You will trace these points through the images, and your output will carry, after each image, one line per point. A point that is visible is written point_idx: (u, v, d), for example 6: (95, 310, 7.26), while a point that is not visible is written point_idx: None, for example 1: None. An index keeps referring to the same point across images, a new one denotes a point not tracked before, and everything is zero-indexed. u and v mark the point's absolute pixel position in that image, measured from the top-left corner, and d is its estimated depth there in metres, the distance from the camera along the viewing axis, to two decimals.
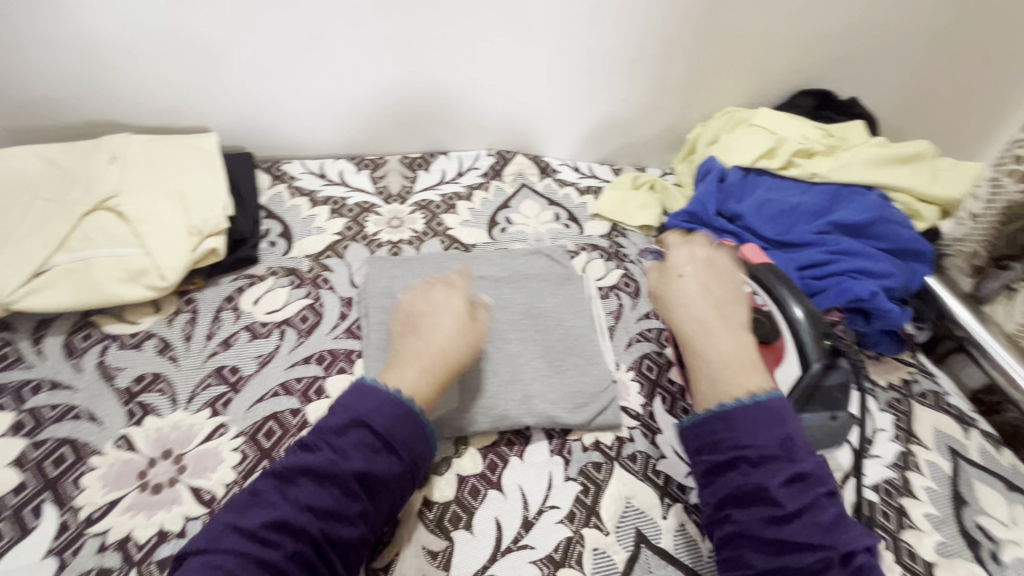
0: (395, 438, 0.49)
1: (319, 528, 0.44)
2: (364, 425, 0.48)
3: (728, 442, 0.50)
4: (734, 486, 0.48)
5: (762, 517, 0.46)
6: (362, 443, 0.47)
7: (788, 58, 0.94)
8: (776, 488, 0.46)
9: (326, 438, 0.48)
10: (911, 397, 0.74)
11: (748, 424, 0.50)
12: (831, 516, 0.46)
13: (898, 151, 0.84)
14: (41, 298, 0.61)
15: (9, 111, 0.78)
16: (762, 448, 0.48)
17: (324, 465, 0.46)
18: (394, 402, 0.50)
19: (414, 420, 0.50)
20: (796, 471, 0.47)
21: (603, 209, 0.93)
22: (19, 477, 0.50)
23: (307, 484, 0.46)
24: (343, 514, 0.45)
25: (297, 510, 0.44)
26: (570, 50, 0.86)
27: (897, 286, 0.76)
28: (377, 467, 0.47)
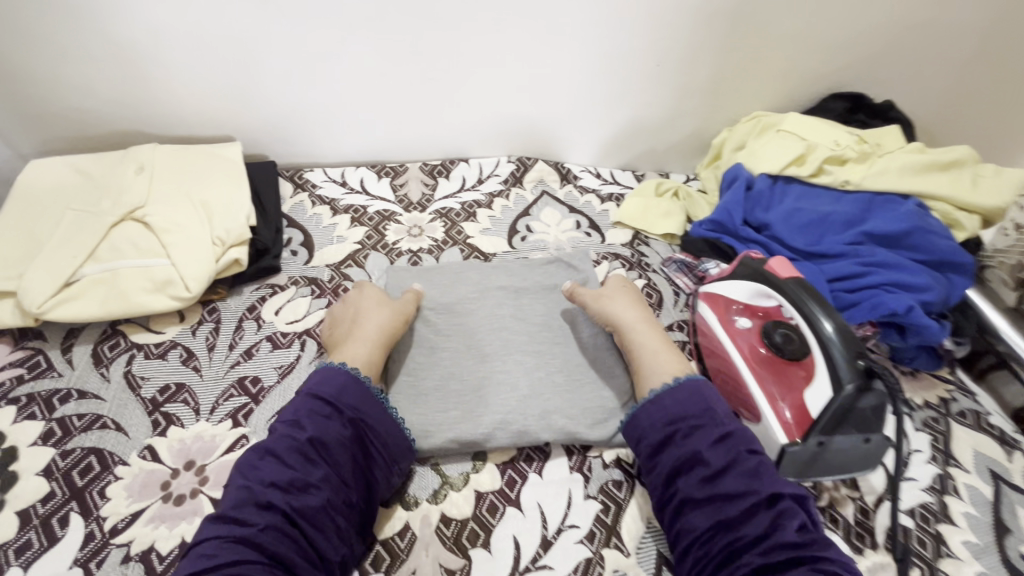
0: (344, 405, 0.52)
1: (286, 499, 0.45)
2: (315, 400, 0.51)
3: (662, 422, 0.54)
4: (671, 461, 0.51)
5: (698, 478, 0.50)
6: (314, 413, 0.50)
7: (819, 60, 0.91)
8: (705, 450, 0.51)
9: (286, 419, 0.51)
10: (948, 417, 0.71)
11: (675, 401, 0.55)
12: (757, 464, 0.49)
13: (937, 157, 0.80)
14: (71, 308, 0.62)
15: (45, 123, 0.81)
16: (690, 419, 0.53)
17: (281, 438, 0.48)
18: (345, 373, 0.54)
19: (370, 395, 0.54)
20: (724, 431, 0.52)
21: (625, 217, 0.91)
22: (47, 486, 0.51)
23: (270, 462, 0.47)
24: (306, 482, 0.46)
25: (261, 487, 0.45)
26: (594, 55, 0.85)
27: (935, 300, 0.72)
28: (329, 433, 0.49)
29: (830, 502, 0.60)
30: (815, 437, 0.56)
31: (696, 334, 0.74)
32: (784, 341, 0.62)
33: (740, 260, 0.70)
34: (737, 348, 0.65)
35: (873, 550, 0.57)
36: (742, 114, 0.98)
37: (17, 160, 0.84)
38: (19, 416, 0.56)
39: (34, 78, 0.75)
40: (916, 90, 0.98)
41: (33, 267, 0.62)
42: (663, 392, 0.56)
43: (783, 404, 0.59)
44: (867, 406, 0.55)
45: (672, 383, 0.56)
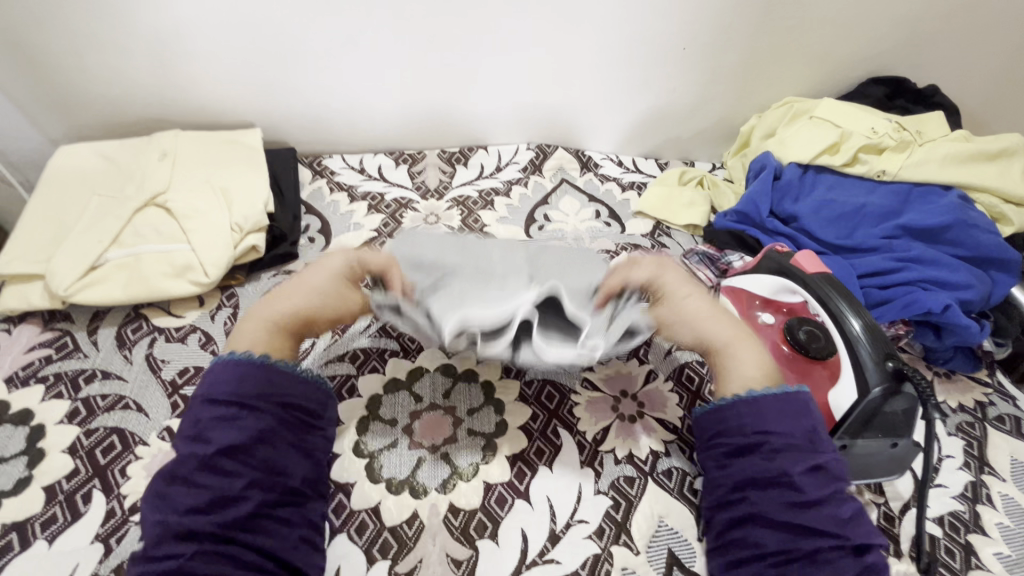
0: (251, 396, 0.45)
1: (208, 520, 0.39)
2: (215, 402, 0.45)
3: (755, 427, 0.47)
4: (752, 473, 0.45)
5: (785, 500, 0.43)
6: (218, 418, 0.43)
7: (859, 42, 0.86)
8: (798, 474, 0.43)
9: (187, 432, 0.44)
10: (984, 421, 0.67)
11: (777, 412, 0.47)
12: (849, 513, 0.43)
13: (984, 146, 0.75)
14: (96, 292, 0.64)
15: (73, 109, 0.82)
16: (787, 436, 0.46)
17: (188, 459, 0.42)
18: (234, 363, 0.47)
19: (266, 369, 0.47)
20: (821, 462, 0.45)
21: (646, 207, 0.88)
22: (72, 464, 0.53)
23: (186, 481, 0.41)
24: (227, 496, 0.41)
25: (177, 516, 0.39)
26: (616, 41, 0.82)
27: (975, 299, 0.68)
28: (241, 436, 0.43)
29: None
30: (839, 440, 0.53)
31: None
32: (809, 339, 0.58)
33: (763, 254, 0.68)
34: None
35: (897, 559, 0.54)
36: (773, 101, 0.93)
37: (49, 146, 0.86)
38: (47, 395, 0.58)
39: (62, 67, 0.77)
40: (963, 76, 0.92)
41: (60, 251, 0.64)
42: (765, 395, 0.48)
43: None
44: (897, 409, 0.53)
45: (778, 391, 0.48)
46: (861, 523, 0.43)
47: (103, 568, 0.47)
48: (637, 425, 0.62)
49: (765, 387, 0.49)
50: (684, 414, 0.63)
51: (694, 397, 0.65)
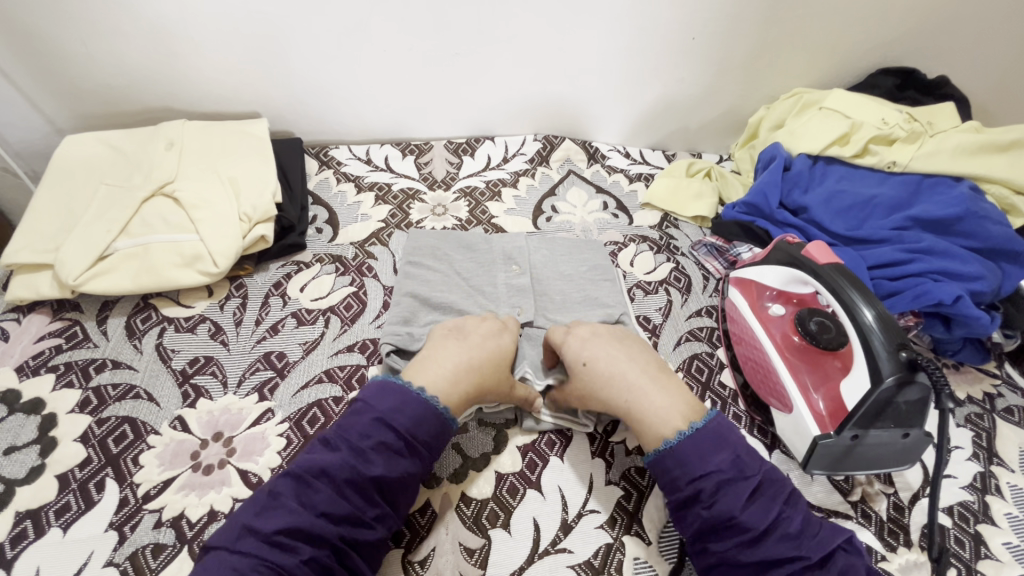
0: (417, 440, 0.47)
1: (337, 533, 0.42)
2: (389, 426, 0.46)
3: (686, 478, 0.46)
4: (703, 522, 0.45)
5: (737, 543, 0.43)
6: (384, 445, 0.45)
7: (870, 32, 0.85)
8: (740, 513, 0.43)
9: (343, 442, 0.45)
10: (993, 413, 0.67)
11: (695, 453, 0.46)
12: (800, 524, 0.43)
13: (995, 137, 0.75)
14: (106, 281, 0.64)
15: (77, 98, 0.82)
16: (715, 474, 0.45)
17: (345, 468, 0.43)
18: (419, 401, 0.48)
19: (440, 421, 0.48)
20: (755, 486, 0.44)
21: (654, 199, 0.88)
22: (85, 452, 0.53)
23: (323, 488, 0.42)
24: (361, 519, 0.43)
25: (313, 517, 0.41)
26: (623, 30, 0.81)
27: (986, 290, 0.68)
28: (398, 472, 0.45)
29: (862, 496, 0.58)
30: (850, 431, 0.53)
31: (726, 321, 0.71)
32: (820, 330, 0.60)
33: (774, 245, 0.68)
34: (769, 336, 0.63)
35: (907, 548, 0.54)
36: (780, 92, 0.93)
37: (52, 135, 0.85)
38: (58, 384, 0.58)
39: (65, 55, 0.76)
40: (974, 67, 0.91)
41: (69, 241, 0.64)
42: (680, 441, 0.47)
43: (816, 395, 0.58)
44: (907, 400, 0.52)
45: (690, 431, 0.47)
46: (816, 532, 0.43)
47: (118, 555, 0.47)
48: None
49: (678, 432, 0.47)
50: None
51: (704, 388, 0.66)
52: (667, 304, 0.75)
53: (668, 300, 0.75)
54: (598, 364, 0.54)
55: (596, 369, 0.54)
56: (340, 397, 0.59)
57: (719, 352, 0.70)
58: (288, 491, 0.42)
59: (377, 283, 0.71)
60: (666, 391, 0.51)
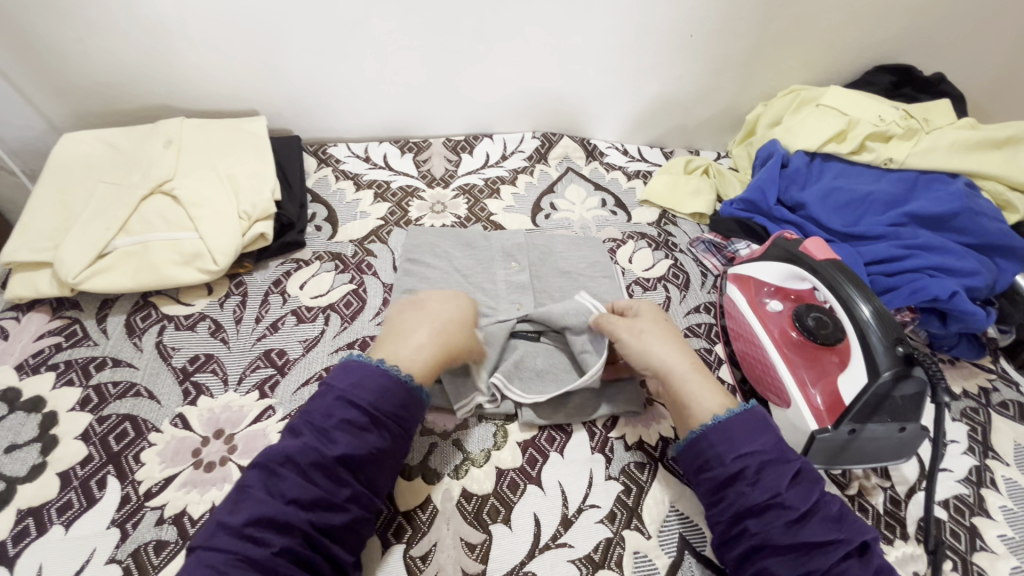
0: (382, 413, 0.47)
1: (308, 520, 0.41)
2: (351, 404, 0.46)
3: (731, 454, 0.47)
4: (743, 501, 0.45)
5: (781, 522, 0.43)
6: (347, 423, 0.45)
7: (866, 30, 0.86)
8: (786, 492, 0.44)
9: (309, 425, 0.45)
10: (989, 407, 0.68)
11: (740, 432, 0.48)
12: (839, 510, 0.44)
13: (991, 134, 0.75)
14: (105, 279, 0.64)
15: (74, 96, 0.81)
16: (760, 452, 0.46)
17: (309, 452, 0.43)
18: (382, 373, 0.48)
19: (407, 391, 0.49)
20: (797, 469, 0.45)
21: (652, 196, 0.89)
22: (85, 450, 0.53)
23: (291, 476, 0.42)
24: (333, 503, 0.43)
25: (281, 504, 0.41)
26: (620, 27, 0.81)
27: (982, 286, 0.69)
28: (365, 449, 0.45)
29: (859, 490, 0.58)
30: (848, 425, 0.53)
31: (725, 317, 0.72)
32: (818, 325, 0.59)
33: (772, 241, 0.68)
34: (767, 332, 0.63)
35: (904, 541, 0.55)
36: (778, 89, 0.93)
37: (49, 132, 0.85)
38: (58, 382, 0.58)
39: (62, 52, 0.76)
40: (969, 65, 0.92)
41: (68, 239, 0.64)
42: (729, 419, 0.49)
43: (814, 390, 0.58)
44: (904, 394, 0.53)
45: (739, 410, 0.49)
46: (854, 519, 0.44)
47: (121, 552, 0.47)
48: (647, 413, 0.62)
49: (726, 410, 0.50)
50: None
51: None
52: (666, 301, 0.75)
53: (666, 297, 0.76)
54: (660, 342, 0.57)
55: (670, 347, 0.57)
56: None
57: (717, 348, 0.70)
58: (255, 483, 0.42)
59: (376, 280, 0.72)
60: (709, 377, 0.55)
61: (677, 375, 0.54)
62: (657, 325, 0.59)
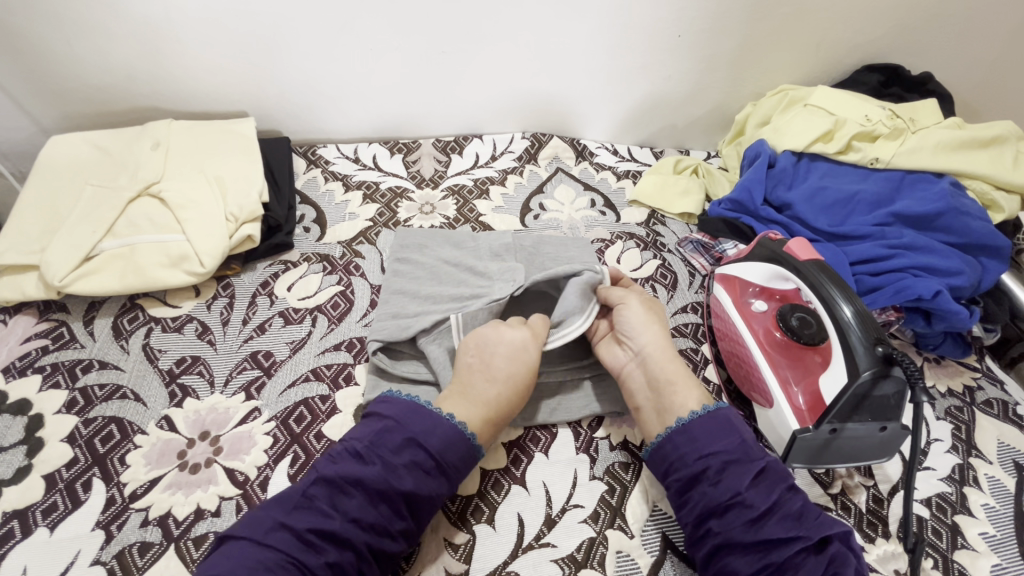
0: (447, 464, 0.48)
1: (364, 541, 0.43)
2: (420, 446, 0.47)
3: (694, 454, 0.48)
4: (706, 501, 0.46)
5: (741, 521, 0.44)
6: (416, 464, 0.46)
7: (855, 29, 0.86)
8: (746, 491, 0.45)
9: (377, 457, 0.46)
10: (973, 405, 0.68)
11: (705, 433, 0.49)
12: (801, 506, 0.45)
13: (976, 134, 0.76)
14: (92, 282, 0.64)
15: (63, 98, 0.82)
16: (723, 453, 0.48)
17: (378, 481, 0.44)
18: (453, 426, 0.49)
19: (470, 448, 0.49)
20: (761, 468, 0.47)
21: (641, 195, 0.89)
22: (71, 452, 0.53)
23: (358, 496, 0.44)
24: (387, 531, 0.44)
25: (343, 521, 0.43)
26: (609, 27, 0.81)
27: (965, 286, 0.69)
28: (428, 491, 0.46)
29: (841, 488, 0.59)
30: (828, 424, 0.54)
31: (711, 317, 0.72)
32: (801, 325, 0.60)
33: (757, 242, 0.69)
34: (751, 332, 0.64)
35: (885, 539, 0.55)
36: (767, 88, 0.94)
37: (38, 134, 0.85)
38: (44, 385, 0.58)
39: (50, 55, 0.76)
40: (958, 64, 0.92)
41: (54, 242, 0.64)
42: (693, 420, 0.50)
43: (796, 389, 0.58)
44: (886, 393, 0.53)
45: (702, 411, 0.51)
46: (818, 515, 0.45)
47: (105, 554, 0.48)
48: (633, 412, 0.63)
49: (692, 412, 0.51)
50: None
51: None
52: None
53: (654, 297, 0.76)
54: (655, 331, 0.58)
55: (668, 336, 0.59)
56: (326, 396, 0.59)
57: (703, 348, 0.71)
58: (324, 496, 0.44)
59: (364, 281, 0.72)
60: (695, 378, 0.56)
61: (669, 355, 0.57)
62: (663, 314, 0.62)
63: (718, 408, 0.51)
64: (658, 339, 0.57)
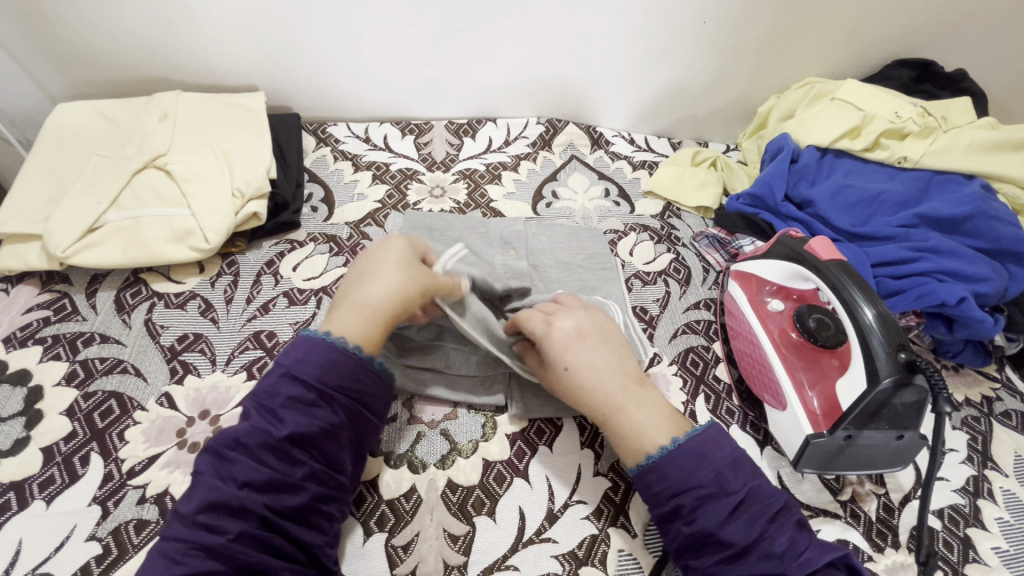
0: (331, 387, 0.44)
1: (262, 503, 0.39)
2: (296, 380, 0.43)
3: (666, 492, 0.44)
4: (683, 536, 0.43)
5: (718, 559, 0.41)
6: (293, 400, 0.43)
7: (888, 22, 0.82)
8: (721, 531, 0.41)
9: (260, 406, 0.43)
10: (991, 416, 0.66)
11: (676, 469, 0.44)
12: (785, 544, 0.41)
13: (1011, 135, 0.73)
14: (95, 253, 0.63)
15: (71, 66, 0.80)
16: (697, 489, 0.43)
17: (257, 434, 0.41)
18: (330, 347, 0.45)
19: (356, 362, 0.46)
20: (737, 503, 0.42)
21: (656, 186, 0.86)
22: (70, 426, 0.53)
23: (242, 459, 0.40)
24: (286, 484, 0.41)
25: (234, 488, 0.39)
26: (631, 11, 0.78)
27: (992, 292, 0.66)
28: (315, 425, 0.43)
29: (851, 495, 0.57)
30: (843, 430, 0.52)
31: (725, 315, 0.70)
32: (818, 327, 0.58)
33: (777, 238, 0.66)
34: (766, 331, 0.62)
35: (894, 549, 0.54)
36: (792, 81, 0.90)
37: (47, 102, 0.84)
38: (45, 356, 0.58)
39: (56, 20, 0.74)
40: (995, 61, 0.88)
41: (58, 211, 0.63)
42: (663, 457, 0.44)
43: (811, 393, 0.57)
44: (904, 402, 0.51)
45: (672, 447, 0.44)
46: (800, 552, 0.40)
47: (100, 530, 0.47)
48: None
49: (661, 447, 0.45)
50: (688, 399, 0.63)
51: (698, 381, 0.65)
52: (665, 296, 0.74)
53: (666, 292, 0.74)
54: (579, 372, 0.49)
55: (578, 371, 0.50)
56: None
57: (715, 346, 0.69)
58: (208, 468, 0.40)
59: None
60: (660, 408, 0.48)
61: (582, 394, 0.49)
62: (558, 348, 0.51)
63: (688, 442, 0.44)
64: (565, 394, 0.51)
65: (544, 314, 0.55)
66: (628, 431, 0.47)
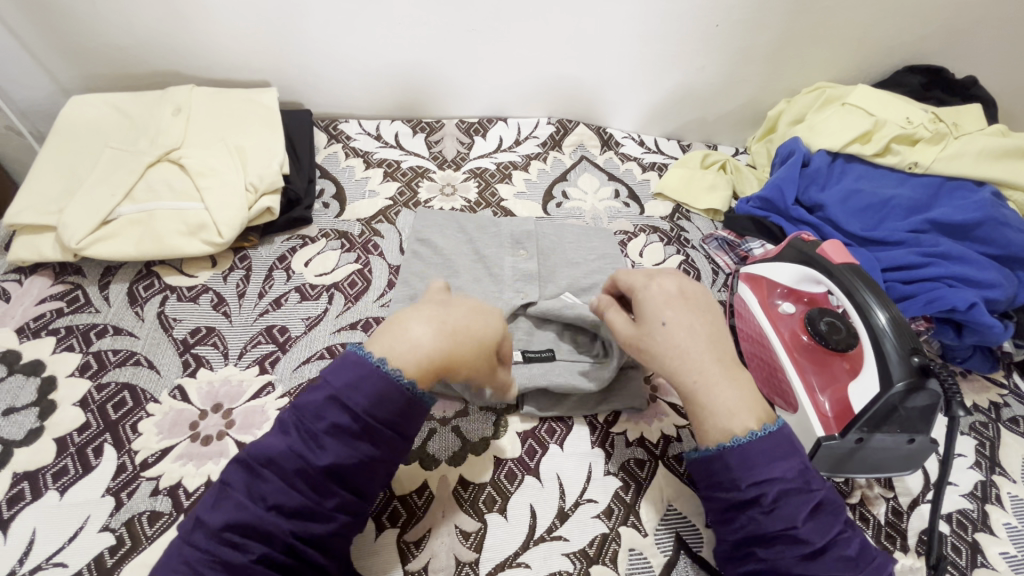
0: (377, 422, 0.41)
1: (290, 529, 0.38)
2: (343, 405, 0.40)
3: (747, 479, 0.42)
4: (753, 528, 0.42)
5: (791, 554, 0.40)
6: (337, 429, 0.40)
7: (898, 28, 0.83)
8: (803, 525, 0.40)
9: (299, 428, 0.40)
10: (999, 422, 0.66)
11: (766, 457, 0.42)
12: (857, 549, 0.41)
13: (1021, 143, 0.73)
14: (109, 245, 0.63)
15: (85, 58, 0.80)
16: (782, 482, 0.41)
17: (293, 459, 0.39)
18: (381, 378, 0.41)
19: (407, 399, 0.42)
20: (820, 501, 0.41)
21: (666, 189, 0.87)
22: (83, 417, 0.53)
23: (274, 480, 0.39)
24: (316, 512, 0.40)
25: (261, 510, 0.38)
26: (642, 13, 0.78)
27: (1002, 298, 0.67)
28: (356, 459, 0.40)
29: (861, 499, 0.57)
30: (855, 433, 0.52)
31: (734, 316, 0.70)
32: (829, 331, 0.58)
33: (788, 242, 0.66)
34: (777, 334, 0.62)
35: (903, 553, 0.54)
36: (803, 85, 0.91)
37: (59, 94, 0.84)
38: (58, 347, 0.58)
39: (71, 14, 0.74)
40: (1003, 69, 0.89)
41: (73, 203, 0.63)
42: (753, 442, 0.43)
43: (822, 397, 0.57)
44: (917, 406, 0.51)
45: (762, 432, 0.43)
46: (870, 557, 0.41)
47: (114, 521, 0.47)
48: (650, 409, 0.61)
49: (749, 431, 0.43)
50: None
51: None
52: None
53: None
54: (677, 329, 0.49)
55: (674, 329, 0.49)
56: None
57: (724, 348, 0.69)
58: (239, 483, 0.39)
59: (382, 261, 0.70)
60: (751, 387, 0.47)
61: (675, 354, 0.48)
62: (658, 307, 0.50)
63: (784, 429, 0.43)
64: (651, 351, 0.49)
65: (647, 278, 0.54)
66: (716, 400, 0.45)
